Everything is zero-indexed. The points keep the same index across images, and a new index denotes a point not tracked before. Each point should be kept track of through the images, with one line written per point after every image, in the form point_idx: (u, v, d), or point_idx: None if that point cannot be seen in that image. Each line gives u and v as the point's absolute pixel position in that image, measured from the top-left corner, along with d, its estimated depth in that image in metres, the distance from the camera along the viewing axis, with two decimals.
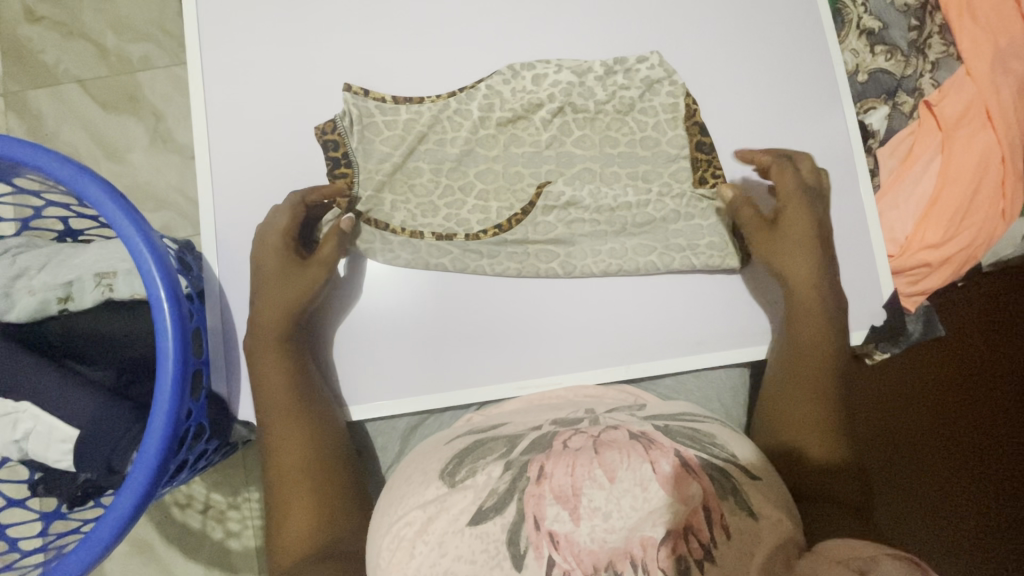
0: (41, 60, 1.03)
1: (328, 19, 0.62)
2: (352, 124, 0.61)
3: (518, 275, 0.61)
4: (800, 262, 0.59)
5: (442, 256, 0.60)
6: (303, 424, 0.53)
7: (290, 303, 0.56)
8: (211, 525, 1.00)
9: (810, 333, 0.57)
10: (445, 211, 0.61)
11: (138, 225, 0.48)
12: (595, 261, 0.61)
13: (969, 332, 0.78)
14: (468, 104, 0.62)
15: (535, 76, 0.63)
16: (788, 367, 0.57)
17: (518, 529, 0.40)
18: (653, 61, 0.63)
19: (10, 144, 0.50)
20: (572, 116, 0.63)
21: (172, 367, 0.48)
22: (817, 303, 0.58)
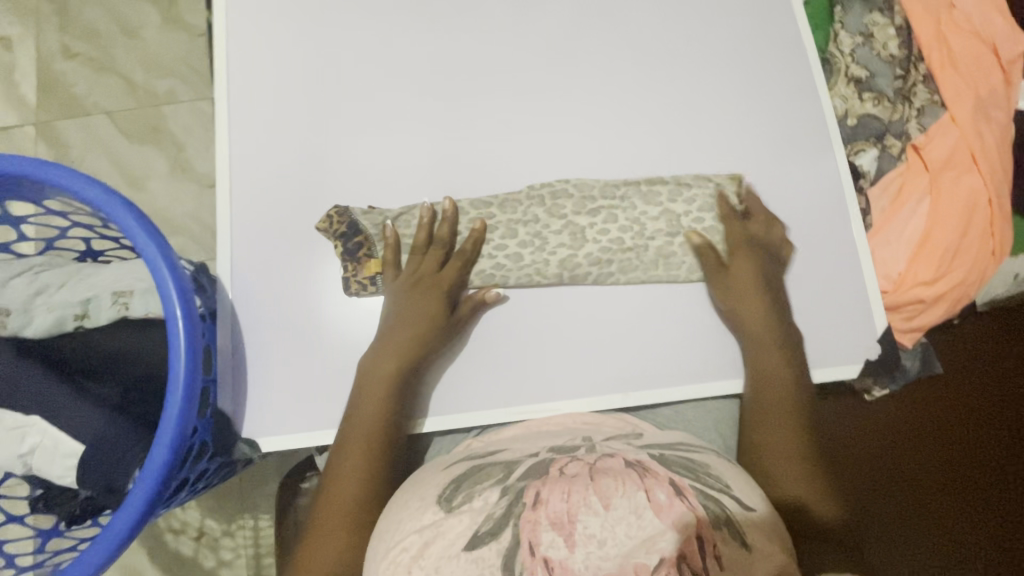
0: (72, 92, 1.09)
1: (348, 58, 0.66)
2: (387, 216, 0.63)
3: (547, 214, 0.63)
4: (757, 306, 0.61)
5: (482, 208, 0.64)
6: (372, 462, 0.55)
7: (407, 350, 0.58)
8: (203, 552, 1.01)
9: (771, 362, 0.60)
10: (496, 205, 0.64)
11: (160, 246, 0.51)
12: (622, 214, 0.64)
13: (979, 382, 0.78)
14: (509, 207, 0.64)
15: (579, 190, 0.64)
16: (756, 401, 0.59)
17: (513, 553, 0.39)
18: (669, 180, 0.65)
19: (48, 168, 0.52)
20: (609, 224, 0.63)
21: (182, 384, 0.50)
22: (770, 360, 0.60)
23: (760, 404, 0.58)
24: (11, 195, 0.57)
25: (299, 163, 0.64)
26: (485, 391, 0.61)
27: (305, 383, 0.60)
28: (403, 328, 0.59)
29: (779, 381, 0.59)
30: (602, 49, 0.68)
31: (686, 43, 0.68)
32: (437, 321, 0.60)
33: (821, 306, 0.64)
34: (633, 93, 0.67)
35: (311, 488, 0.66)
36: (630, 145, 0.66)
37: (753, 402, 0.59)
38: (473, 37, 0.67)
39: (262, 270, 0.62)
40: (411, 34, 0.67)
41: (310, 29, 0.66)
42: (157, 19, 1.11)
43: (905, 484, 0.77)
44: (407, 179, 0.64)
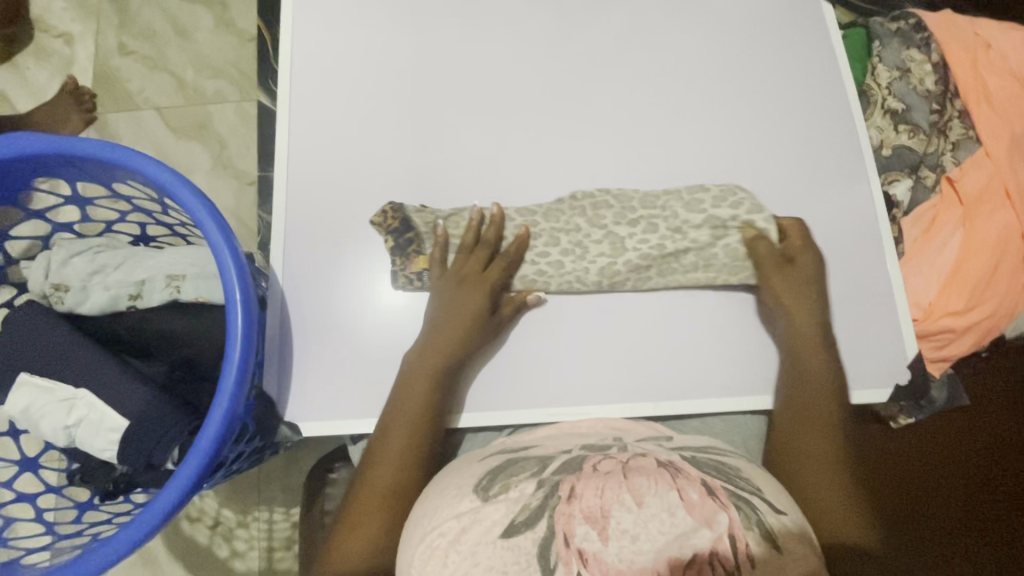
0: (126, 87, 1.14)
1: (403, 65, 0.69)
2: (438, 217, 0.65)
3: (590, 221, 0.65)
4: (802, 309, 0.62)
5: (529, 214, 0.66)
6: (410, 453, 0.56)
7: (454, 345, 0.60)
8: (217, 542, 1.03)
9: (817, 366, 0.61)
10: (543, 212, 0.66)
11: (223, 230, 0.53)
12: (663, 220, 0.64)
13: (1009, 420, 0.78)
14: (555, 214, 0.65)
15: (618, 198, 0.66)
16: (791, 404, 0.60)
17: (548, 543, 0.40)
18: (713, 187, 0.66)
19: (122, 152, 0.55)
20: (656, 230, 0.64)
21: (237, 362, 0.52)
22: (815, 367, 0.61)
23: (794, 409, 0.59)
24: (82, 176, 0.61)
25: (351, 162, 0.67)
26: (520, 391, 0.63)
27: (350, 373, 0.63)
28: (455, 323, 0.61)
29: (812, 387, 0.60)
30: (645, 69, 0.70)
31: (726, 68, 0.70)
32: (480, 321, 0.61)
33: (853, 329, 0.65)
34: (673, 112, 0.69)
35: (339, 478, 0.68)
36: (669, 163, 0.68)
37: (786, 406, 0.60)
38: (522, 52, 0.70)
39: (313, 261, 0.64)
40: (463, 47, 0.70)
41: (368, 37, 0.70)
42: (211, 23, 1.16)
43: (930, 516, 0.76)
44: (453, 183, 0.67)
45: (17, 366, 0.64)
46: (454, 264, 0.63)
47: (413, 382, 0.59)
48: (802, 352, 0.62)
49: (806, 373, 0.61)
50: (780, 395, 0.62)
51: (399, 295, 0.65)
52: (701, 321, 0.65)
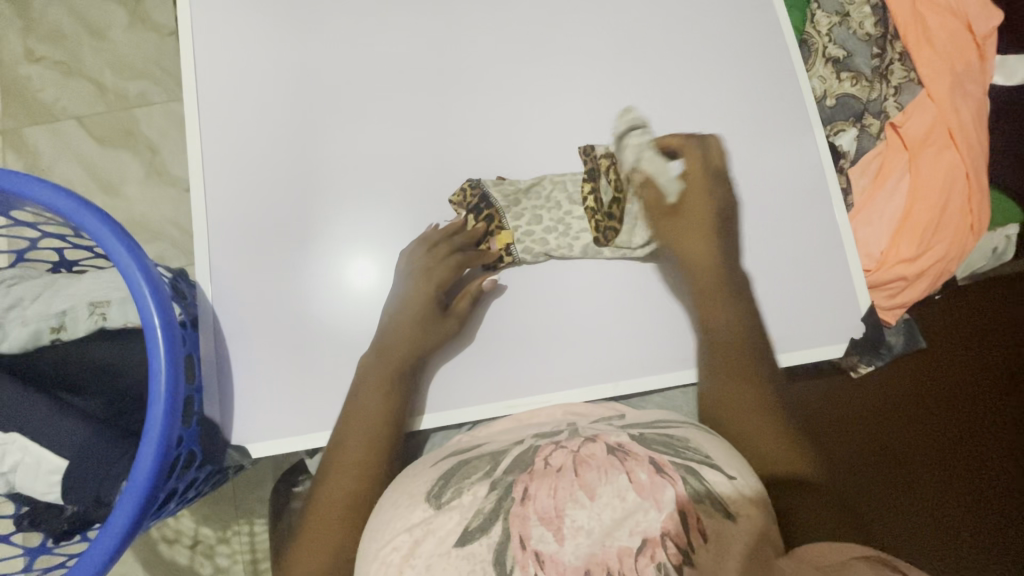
0: (39, 98, 1.06)
1: (320, 53, 0.64)
2: (485, 191, 0.63)
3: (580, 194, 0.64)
4: (705, 253, 0.64)
5: (519, 189, 0.64)
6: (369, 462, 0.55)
7: (416, 345, 0.60)
8: (199, 561, 1.01)
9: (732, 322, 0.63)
10: (536, 185, 0.64)
11: (133, 252, 0.49)
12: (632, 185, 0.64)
13: (964, 359, 0.79)
14: (547, 188, 0.64)
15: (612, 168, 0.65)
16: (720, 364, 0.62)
17: (504, 549, 0.40)
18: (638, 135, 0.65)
19: (11, 177, 0.51)
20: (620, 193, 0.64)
21: (164, 391, 0.48)
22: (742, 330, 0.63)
23: (727, 370, 0.62)
24: None
25: (276, 163, 0.62)
26: (476, 384, 0.61)
27: (298, 387, 0.60)
28: (405, 324, 0.60)
29: (735, 344, 0.62)
30: (579, 36, 0.67)
31: (666, 28, 0.67)
32: (455, 329, 0.61)
33: (807, 287, 0.64)
34: (610, 80, 0.66)
35: (302, 491, 0.65)
36: (611, 134, 0.65)
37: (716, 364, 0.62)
38: (447, 28, 0.66)
39: (242, 272, 0.61)
40: (382, 27, 0.65)
41: (279, 25, 0.64)
42: (124, 20, 1.07)
43: (898, 457, 0.77)
44: (388, 175, 0.63)
45: None
46: (414, 255, 0.62)
47: (372, 385, 0.58)
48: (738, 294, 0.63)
49: (717, 331, 0.62)
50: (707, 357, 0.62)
51: (342, 297, 0.62)
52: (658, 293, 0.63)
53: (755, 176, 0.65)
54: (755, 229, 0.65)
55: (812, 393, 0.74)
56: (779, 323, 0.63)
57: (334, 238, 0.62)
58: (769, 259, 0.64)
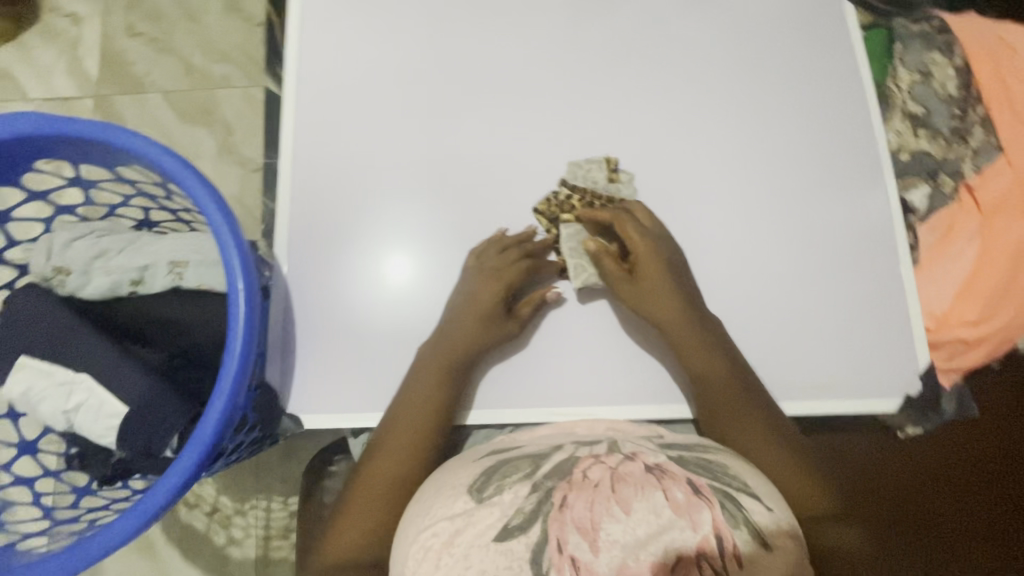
0: (132, 69, 1.13)
1: (414, 56, 0.68)
2: (576, 197, 0.65)
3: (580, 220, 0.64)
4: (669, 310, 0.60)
5: (602, 199, 0.65)
6: (415, 449, 0.56)
7: (474, 342, 0.60)
8: (214, 529, 1.03)
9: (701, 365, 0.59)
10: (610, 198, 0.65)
11: (227, 217, 0.52)
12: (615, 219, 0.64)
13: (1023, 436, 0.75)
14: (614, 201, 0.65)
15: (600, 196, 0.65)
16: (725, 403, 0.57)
17: (542, 549, 0.40)
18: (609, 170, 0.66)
19: (119, 133, 0.53)
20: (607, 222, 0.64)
21: (239, 351, 0.51)
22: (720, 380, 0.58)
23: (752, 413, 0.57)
24: (85, 159, 0.58)
25: (358, 154, 0.66)
26: (526, 387, 0.63)
27: (355, 366, 0.62)
28: (468, 325, 0.60)
29: (720, 378, 0.58)
30: (660, 66, 0.69)
31: (744, 67, 0.69)
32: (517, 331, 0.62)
33: (865, 337, 0.63)
34: (686, 111, 0.68)
35: (339, 471, 0.67)
36: (682, 163, 0.67)
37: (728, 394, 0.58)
38: (534, 46, 0.69)
39: (314, 250, 0.64)
40: (473, 39, 0.69)
41: (378, 26, 0.68)
42: (219, 7, 1.15)
43: (935, 525, 0.75)
44: (461, 176, 0.66)
45: (17, 349, 0.64)
46: (486, 254, 0.63)
47: (424, 374, 0.59)
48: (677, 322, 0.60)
49: (703, 373, 0.59)
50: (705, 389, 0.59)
51: (408, 285, 0.64)
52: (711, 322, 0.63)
53: (821, 221, 0.66)
54: (817, 273, 0.65)
55: (857, 449, 0.69)
56: (831, 369, 0.63)
57: (405, 228, 0.65)
58: (827, 304, 0.64)
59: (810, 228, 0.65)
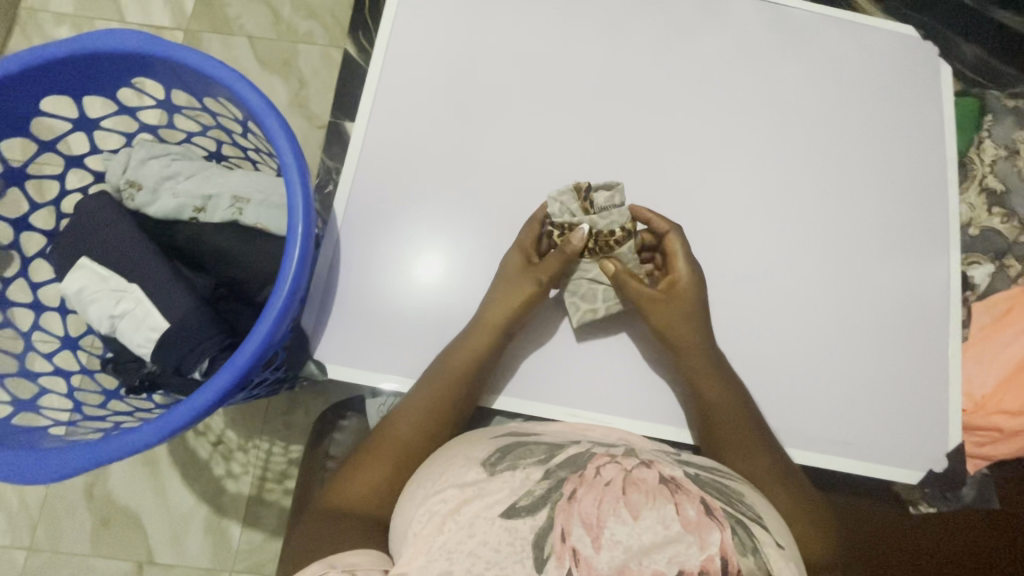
0: (225, 11, 1.18)
1: (501, 43, 0.69)
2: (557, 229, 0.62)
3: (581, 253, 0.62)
4: (687, 327, 0.61)
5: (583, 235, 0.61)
6: (438, 415, 0.58)
7: (510, 319, 0.61)
8: (216, 459, 1.06)
9: (711, 389, 0.59)
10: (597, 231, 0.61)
11: (299, 161, 0.54)
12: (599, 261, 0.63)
13: None
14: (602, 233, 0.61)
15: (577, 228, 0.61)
16: (738, 427, 0.58)
17: (546, 534, 0.41)
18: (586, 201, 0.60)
19: (214, 64, 0.55)
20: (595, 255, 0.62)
21: (286, 288, 0.52)
22: (736, 402, 0.59)
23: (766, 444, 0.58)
24: (177, 83, 0.60)
25: (429, 126, 0.67)
26: (544, 383, 0.63)
27: (389, 329, 0.63)
28: (510, 300, 0.61)
29: (729, 408, 0.59)
30: (740, 96, 0.69)
31: (823, 114, 0.69)
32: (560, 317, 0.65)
33: (899, 404, 0.62)
34: (759, 145, 0.68)
35: (349, 426, 0.69)
36: (746, 195, 0.66)
37: (745, 420, 0.59)
38: (620, 55, 0.69)
39: (370, 207, 0.65)
40: (561, 37, 0.70)
41: (473, 7, 0.70)
42: None
43: None
44: (524, 166, 0.67)
45: (79, 250, 0.67)
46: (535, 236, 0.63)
47: (466, 342, 0.60)
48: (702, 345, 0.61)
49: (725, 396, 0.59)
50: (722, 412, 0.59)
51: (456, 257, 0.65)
52: (744, 358, 0.63)
53: (875, 279, 0.65)
54: (862, 330, 0.63)
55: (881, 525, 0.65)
56: (857, 428, 0.61)
57: (460, 207, 0.66)
58: (864, 362, 0.63)
59: (863, 283, 0.65)
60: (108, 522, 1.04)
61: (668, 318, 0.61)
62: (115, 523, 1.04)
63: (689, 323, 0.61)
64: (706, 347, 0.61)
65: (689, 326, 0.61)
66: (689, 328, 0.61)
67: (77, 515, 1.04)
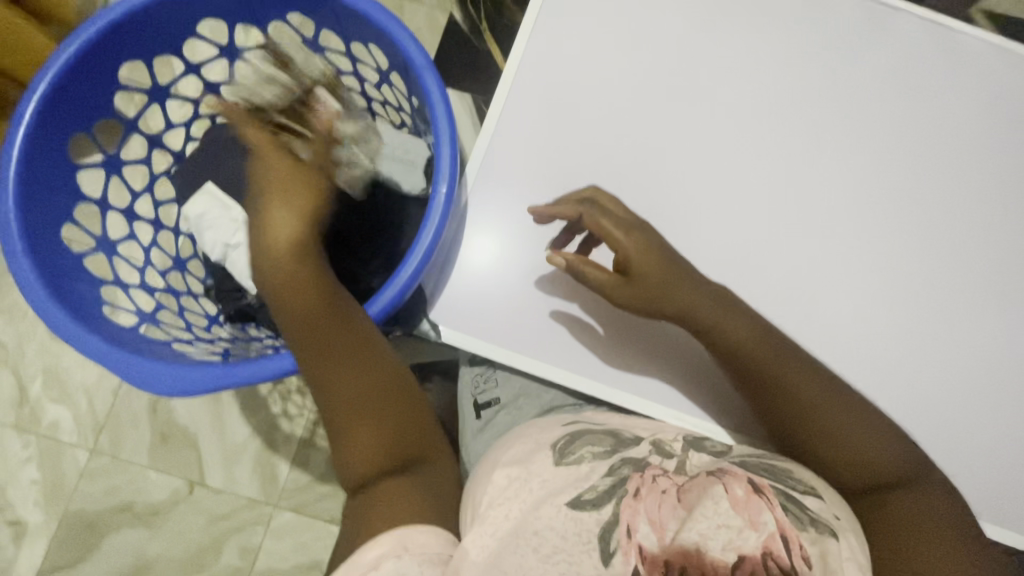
0: None
1: (651, 30, 0.67)
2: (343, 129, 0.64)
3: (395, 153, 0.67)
4: (742, 321, 0.54)
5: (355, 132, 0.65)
6: (360, 363, 0.49)
7: (303, 221, 0.53)
8: (274, 397, 1.09)
9: (762, 353, 0.53)
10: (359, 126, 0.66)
11: (449, 119, 0.54)
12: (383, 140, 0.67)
13: None
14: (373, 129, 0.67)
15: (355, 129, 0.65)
16: (806, 416, 0.51)
17: (612, 529, 0.42)
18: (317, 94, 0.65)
19: (379, 10, 0.55)
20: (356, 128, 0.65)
21: (426, 244, 0.53)
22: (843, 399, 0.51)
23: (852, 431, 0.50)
24: (333, 25, 0.60)
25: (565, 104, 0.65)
26: (653, 380, 0.61)
27: (501, 302, 0.62)
28: (291, 189, 0.54)
29: (835, 405, 0.51)
30: (890, 124, 0.66)
31: (975, 156, 0.66)
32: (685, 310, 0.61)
33: (995, 462, 0.62)
34: (903, 176, 0.66)
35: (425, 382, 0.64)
36: (881, 227, 0.64)
37: (811, 408, 0.51)
38: (772, 61, 0.67)
39: (498, 176, 0.64)
40: (713, 32, 0.67)
41: None
42: None
43: None
44: (653, 156, 0.65)
45: (203, 175, 0.69)
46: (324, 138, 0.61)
47: (277, 262, 0.51)
48: (719, 324, 0.54)
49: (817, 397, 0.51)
50: (791, 398, 0.52)
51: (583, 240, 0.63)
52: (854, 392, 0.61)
53: (998, 335, 0.64)
54: (978, 383, 0.63)
55: None
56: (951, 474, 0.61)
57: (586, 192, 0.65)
58: (972, 411, 0.61)
59: (987, 338, 0.64)
60: (167, 439, 1.08)
61: (672, 291, 0.54)
62: (173, 441, 1.08)
63: (689, 284, 0.55)
64: (755, 327, 0.54)
65: (691, 287, 0.54)
66: (711, 303, 0.54)
67: (139, 427, 1.08)
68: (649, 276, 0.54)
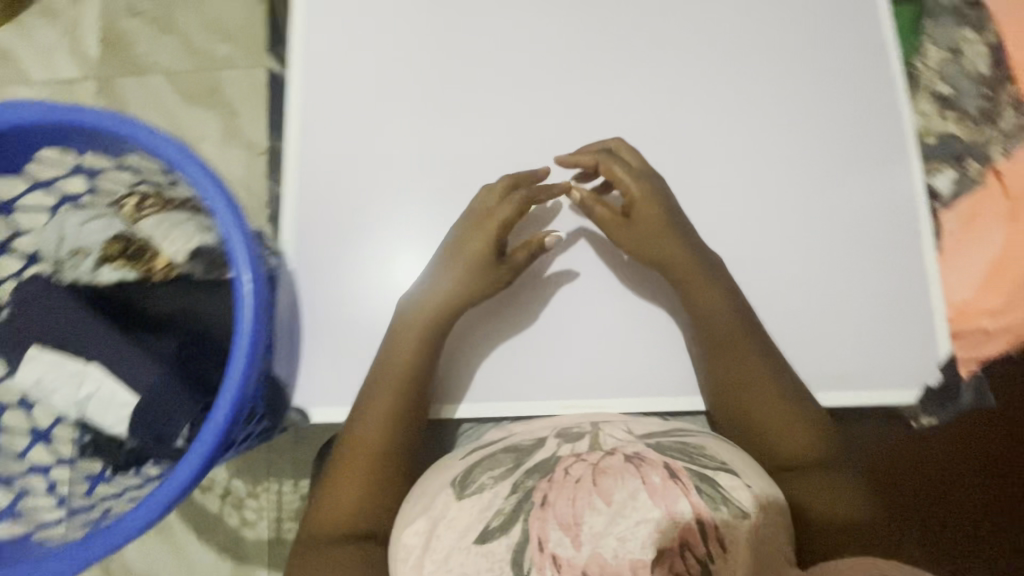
0: (134, 51, 1.11)
1: (426, 34, 0.65)
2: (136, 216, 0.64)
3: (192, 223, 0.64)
4: (674, 250, 0.59)
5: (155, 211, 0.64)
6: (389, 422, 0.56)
7: (467, 296, 0.58)
8: (228, 510, 1.04)
9: (706, 307, 0.58)
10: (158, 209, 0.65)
11: (230, 206, 0.52)
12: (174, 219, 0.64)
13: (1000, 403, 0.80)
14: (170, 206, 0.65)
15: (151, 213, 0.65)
16: (727, 386, 0.57)
17: (523, 549, 0.40)
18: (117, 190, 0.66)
19: (121, 121, 0.52)
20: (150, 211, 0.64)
21: (245, 341, 0.51)
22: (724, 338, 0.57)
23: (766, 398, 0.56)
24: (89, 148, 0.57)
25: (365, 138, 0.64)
26: (531, 379, 0.61)
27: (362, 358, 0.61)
28: (463, 271, 0.59)
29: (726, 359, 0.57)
30: (682, 45, 0.66)
31: (766, 45, 0.66)
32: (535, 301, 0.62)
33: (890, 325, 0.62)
34: (707, 90, 0.65)
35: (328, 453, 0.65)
36: (705, 146, 0.64)
37: (741, 375, 0.57)
38: (553, 24, 0.66)
39: (317, 237, 0.62)
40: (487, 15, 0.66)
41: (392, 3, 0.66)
42: None
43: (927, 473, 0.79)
44: (472, 157, 0.64)
45: (27, 336, 0.64)
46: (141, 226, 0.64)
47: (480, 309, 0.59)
48: (693, 300, 0.59)
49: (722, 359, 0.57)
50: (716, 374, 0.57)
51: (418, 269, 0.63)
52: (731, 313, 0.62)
53: (850, 206, 0.64)
54: (846, 259, 0.63)
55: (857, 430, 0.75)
56: (852, 355, 0.61)
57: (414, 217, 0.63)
58: (843, 289, 0.62)
59: (837, 213, 0.63)
60: None
61: (652, 235, 0.60)
62: None
63: (671, 239, 0.59)
64: (696, 262, 0.59)
65: (675, 242, 0.59)
66: (662, 245, 0.60)
67: None
68: (649, 221, 0.60)
